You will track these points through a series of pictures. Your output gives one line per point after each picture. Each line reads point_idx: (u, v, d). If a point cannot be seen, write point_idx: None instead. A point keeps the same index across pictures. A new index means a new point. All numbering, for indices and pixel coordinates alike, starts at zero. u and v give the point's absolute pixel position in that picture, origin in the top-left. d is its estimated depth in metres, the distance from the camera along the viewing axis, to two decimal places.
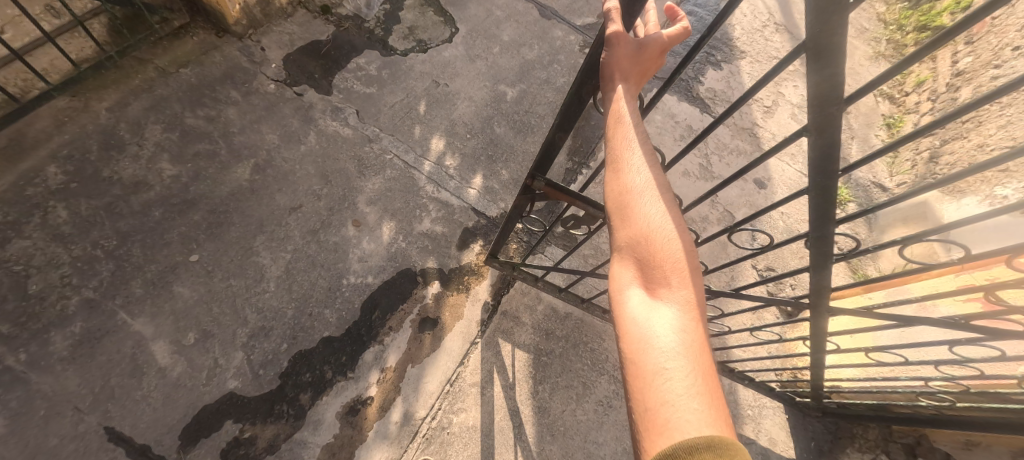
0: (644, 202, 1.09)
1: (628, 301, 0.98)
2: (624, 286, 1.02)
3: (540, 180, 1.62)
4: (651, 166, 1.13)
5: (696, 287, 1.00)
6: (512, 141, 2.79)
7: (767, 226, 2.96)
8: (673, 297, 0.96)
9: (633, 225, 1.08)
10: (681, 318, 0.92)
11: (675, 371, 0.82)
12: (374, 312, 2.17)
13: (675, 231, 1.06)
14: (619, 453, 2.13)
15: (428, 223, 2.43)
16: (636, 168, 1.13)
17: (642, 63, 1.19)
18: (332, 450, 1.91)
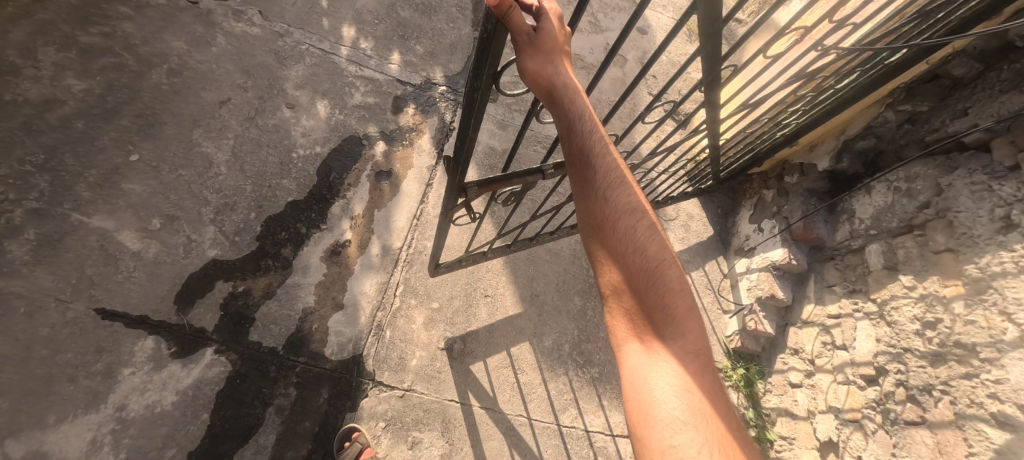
0: (630, 251, 1.29)
1: (632, 370, 1.17)
2: (627, 351, 1.22)
3: (474, 187, 1.53)
4: (625, 212, 1.31)
5: (689, 338, 1.18)
6: (419, 21, 3.00)
7: (654, 63, 3.47)
8: (669, 356, 1.15)
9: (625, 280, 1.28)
10: (679, 381, 1.11)
11: (683, 447, 1.01)
12: (331, 175, 2.36)
13: (661, 278, 1.25)
14: (574, 243, 2.55)
15: (360, 96, 2.62)
16: (611, 209, 1.31)
17: (549, 52, 1.19)
18: (326, 286, 2.11)
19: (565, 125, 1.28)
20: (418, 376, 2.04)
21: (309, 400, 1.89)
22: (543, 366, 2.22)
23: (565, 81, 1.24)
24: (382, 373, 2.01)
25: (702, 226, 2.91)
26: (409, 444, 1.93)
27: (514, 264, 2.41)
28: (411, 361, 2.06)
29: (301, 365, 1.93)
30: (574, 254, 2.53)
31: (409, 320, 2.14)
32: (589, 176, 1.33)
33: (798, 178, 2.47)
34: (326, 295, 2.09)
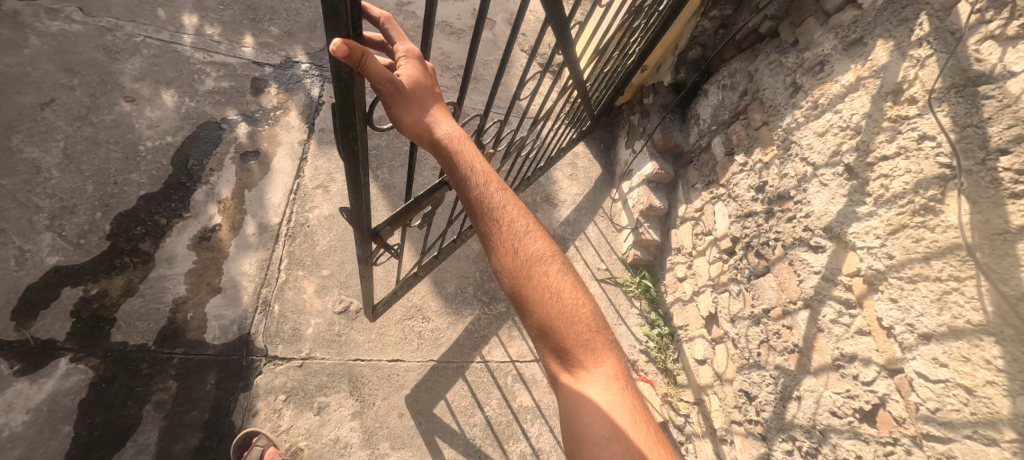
0: (541, 286, 1.18)
1: (566, 410, 1.08)
2: (558, 393, 1.12)
3: (386, 226, 1.45)
4: (527, 243, 1.21)
5: (612, 368, 1.14)
6: (270, 4, 2.90)
7: (521, 23, 3.60)
8: (600, 391, 1.09)
9: (542, 318, 1.15)
10: (611, 410, 1.06)
11: None
12: (189, 162, 2.22)
13: (575, 310, 1.18)
14: None
15: (212, 82, 2.48)
16: (514, 245, 1.20)
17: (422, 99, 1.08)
18: (198, 273, 1.98)
19: (451, 175, 1.16)
20: (316, 343, 1.97)
21: (194, 389, 1.76)
22: (449, 310, 2.23)
23: (445, 131, 1.13)
24: (276, 347, 1.92)
25: (588, 161, 3.06)
26: (315, 410, 1.84)
27: None
28: (307, 330, 1.99)
29: (178, 356, 1.80)
30: None
31: (299, 290, 2.06)
32: (486, 216, 1.19)
33: (653, 97, 2.69)
34: (199, 282, 1.96)
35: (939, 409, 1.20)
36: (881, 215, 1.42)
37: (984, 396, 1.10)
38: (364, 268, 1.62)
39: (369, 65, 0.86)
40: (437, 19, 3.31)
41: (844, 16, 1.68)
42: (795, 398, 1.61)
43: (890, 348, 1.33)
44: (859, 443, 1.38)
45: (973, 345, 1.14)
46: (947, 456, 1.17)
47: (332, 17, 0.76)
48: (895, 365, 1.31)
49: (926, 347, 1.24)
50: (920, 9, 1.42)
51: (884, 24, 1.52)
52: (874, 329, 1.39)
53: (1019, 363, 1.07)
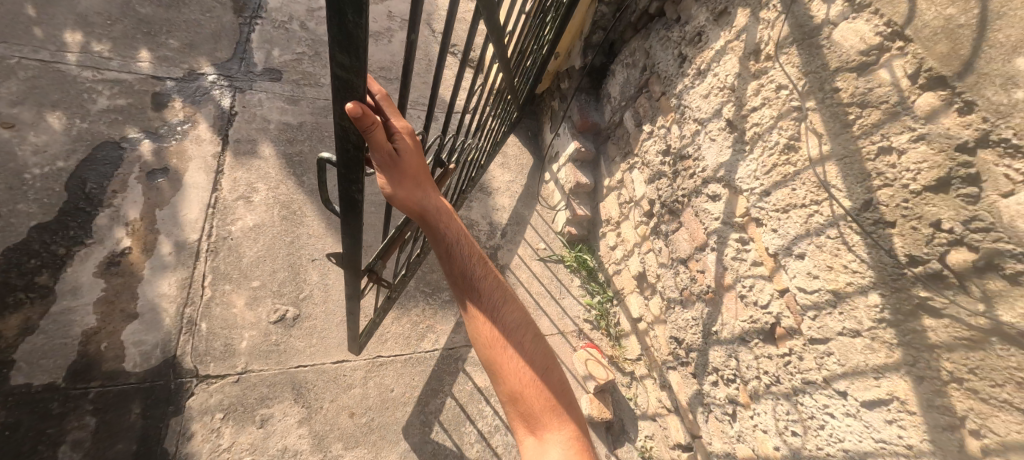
0: (510, 340, 1.51)
1: (528, 443, 1.38)
2: (523, 430, 1.41)
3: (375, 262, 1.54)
4: (498, 307, 1.55)
5: (565, 405, 1.46)
6: (167, 16, 2.75)
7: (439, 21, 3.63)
8: (555, 422, 1.40)
9: (510, 364, 1.47)
10: (562, 440, 1.35)
11: None
12: (87, 186, 2.05)
13: (535, 359, 1.53)
14: None
15: (106, 101, 2.32)
16: (490, 309, 1.52)
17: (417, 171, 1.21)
18: (109, 300, 1.83)
19: (442, 250, 1.43)
20: (252, 356, 1.89)
21: (116, 422, 1.64)
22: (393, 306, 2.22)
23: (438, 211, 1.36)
24: (207, 366, 1.82)
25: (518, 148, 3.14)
26: (258, 423, 1.77)
27: (338, 224, 2.37)
28: (241, 344, 1.90)
29: (94, 390, 1.66)
30: None
31: (229, 305, 1.97)
32: (467, 286, 1.51)
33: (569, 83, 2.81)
34: (111, 310, 1.82)
35: (817, 314, 1.35)
36: (759, 158, 1.59)
37: (846, 295, 1.26)
38: (352, 303, 1.62)
39: (374, 135, 0.91)
40: None
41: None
42: (714, 333, 1.76)
43: (777, 269, 1.49)
44: (765, 361, 1.53)
45: (834, 253, 1.30)
46: (826, 354, 1.31)
47: (348, 88, 0.80)
48: (783, 286, 1.48)
49: (801, 264, 1.40)
50: None
51: None
52: (765, 258, 1.55)
53: (866, 263, 1.21)
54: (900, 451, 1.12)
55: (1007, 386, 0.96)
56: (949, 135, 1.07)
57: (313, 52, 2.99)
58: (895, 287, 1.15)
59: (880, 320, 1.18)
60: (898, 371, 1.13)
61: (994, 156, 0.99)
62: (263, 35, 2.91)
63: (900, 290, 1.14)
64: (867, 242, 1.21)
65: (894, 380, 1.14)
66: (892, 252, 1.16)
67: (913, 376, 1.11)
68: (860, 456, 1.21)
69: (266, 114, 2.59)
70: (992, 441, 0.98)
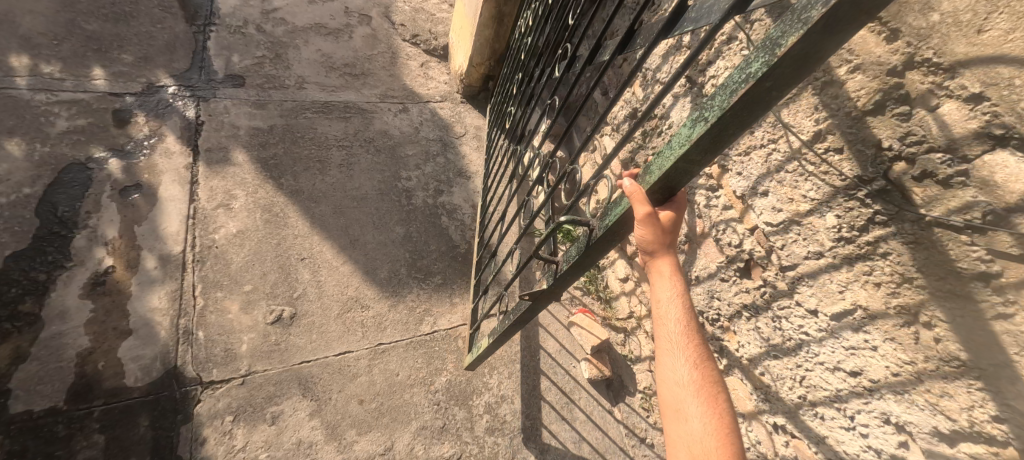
0: (693, 392, 1.22)
1: None
2: None
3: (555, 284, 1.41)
4: (693, 356, 1.23)
5: None
6: (116, 30, 2.67)
7: (398, 11, 3.61)
8: None
9: (682, 414, 1.21)
10: None
11: None
12: (59, 209, 2.01)
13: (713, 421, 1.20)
14: (377, 184, 2.63)
15: (65, 122, 2.26)
16: (682, 354, 1.23)
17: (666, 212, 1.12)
18: (100, 320, 1.81)
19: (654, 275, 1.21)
20: (255, 358, 1.91)
21: (126, 437, 1.64)
22: (387, 295, 2.26)
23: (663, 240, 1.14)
24: (210, 372, 1.83)
25: None
26: (269, 421, 1.80)
27: (322, 222, 2.38)
28: (241, 347, 1.91)
29: (99, 408, 1.66)
30: (381, 193, 2.60)
31: (224, 311, 1.98)
32: (668, 320, 1.22)
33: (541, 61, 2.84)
34: (104, 329, 1.80)
35: (786, 244, 1.49)
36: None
37: (807, 221, 1.40)
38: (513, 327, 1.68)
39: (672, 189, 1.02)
40: (311, 22, 3.22)
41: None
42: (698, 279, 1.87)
43: (747, 209, 1.63)
44: (743, 296, 1.67)
45: (793, 187, 1.44)
46: (796, 278, 1.45)
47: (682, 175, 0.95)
48: (752, 224, 1.61)
49: (766, 201, 1.54)
50: None
51: None
52: (734, 202, 1.69)
53: (820, 188, 1.35)
54: (868, 353, 1.26)
55: (949, 279, 1.07)
56: (880, 62, 1.20)
57: (274, 55, 2.94)
58: (847, 206, 1.28)
59: (838, 239, 1.31)
60: (857, 282, 1.27)
61: (920, 75, 1.11)
62: (220, 41, 2.85)
63: (850, 208, 1.27)
64: (818, 171, 1.35)
65: (856, 290, 1.27)
66: (842, 175, 1.28)
67: (871, 284, 1.23)
68: (835, 365, 1.35)
69: (234, 121, 2.56)
70: (940, 329, 1.09)
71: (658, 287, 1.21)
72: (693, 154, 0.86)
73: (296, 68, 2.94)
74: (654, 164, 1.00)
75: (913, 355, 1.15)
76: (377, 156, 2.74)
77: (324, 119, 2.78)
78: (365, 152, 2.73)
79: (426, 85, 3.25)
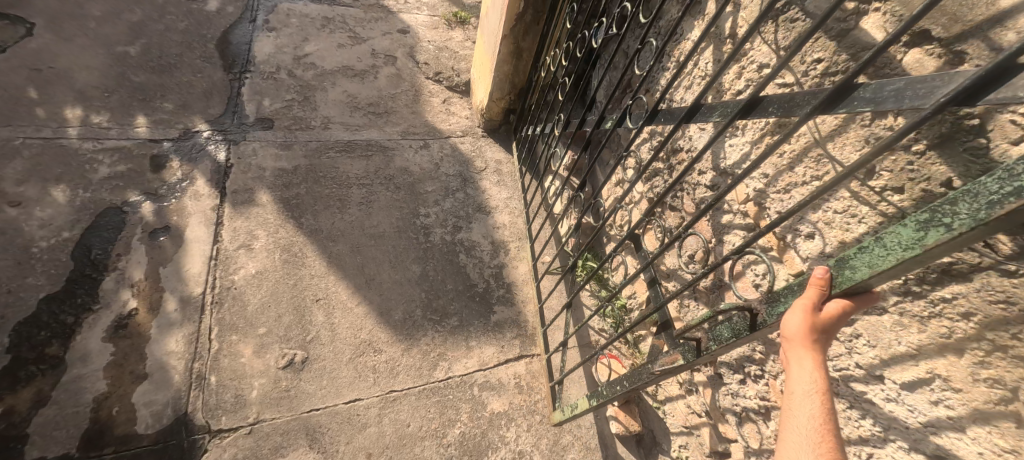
0: None
1: None
2: None
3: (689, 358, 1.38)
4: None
5: None
6: (160, 81, 2.86)
7: (423, 51, 3.71)
8: None
9: None
10: None
11: None
12: (92, 252, 2.09)
13: None
14: (395, 221, 2.60)
15: (107, 168, 2.38)
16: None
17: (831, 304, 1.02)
18: (119, 363, 1.83)
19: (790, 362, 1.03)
20: (264, 405, 1.86)
21: None
22: (401, 338, 2.19)
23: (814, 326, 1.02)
24: (219, 420, 1.80)
25: (511, 165, 3.13)
26: None
27: (338, 261, 2.36)
28: (251, 393, 1.88)
29: (108, 456, 1.65)
30: (399, 231, 2.57)
31: (236, 355, 1.96)
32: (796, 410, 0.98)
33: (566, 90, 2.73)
34: (121, 373, 1.81)
35: None
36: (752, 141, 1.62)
37: None
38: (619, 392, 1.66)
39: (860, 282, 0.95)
40: (339, 66, 3.35)
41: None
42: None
43: (789, 252, 1.48)
44: None
45: (844, 229, 1.30)
46: (855, 336, 1.30)
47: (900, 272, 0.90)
48: (797, 269, 1.45)
49: (812, 244, 1.40)
50: None
51: None
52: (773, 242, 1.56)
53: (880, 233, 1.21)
54: (952, 434, 1.09)
55: None
56: None
57: (302, 98, 3.06)
58: None
59: (906, 293, 1.18)
60: (934, 347, 1.13)
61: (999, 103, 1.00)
62: (253, 86, 2.99)
63: None
64: (876, 213, 1.22)
65: (933, 356, 1.13)
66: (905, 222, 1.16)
67: (952, 349, 1.10)
68: (910, 445, 1.18)
69: (261, 162, 2.63)
70: None
71: (792, 375, 1.02)
72: (923, 259, 0.85)
73: (323, 110, 3.03)
74: (849, 259, 0.98)
75: (1014, 442, 0.99)
76: (396, 193, 2.74)
77: (346, 158, 2.82)
78: (384, 190, 2.74)
79: (448, 120, 3.26)
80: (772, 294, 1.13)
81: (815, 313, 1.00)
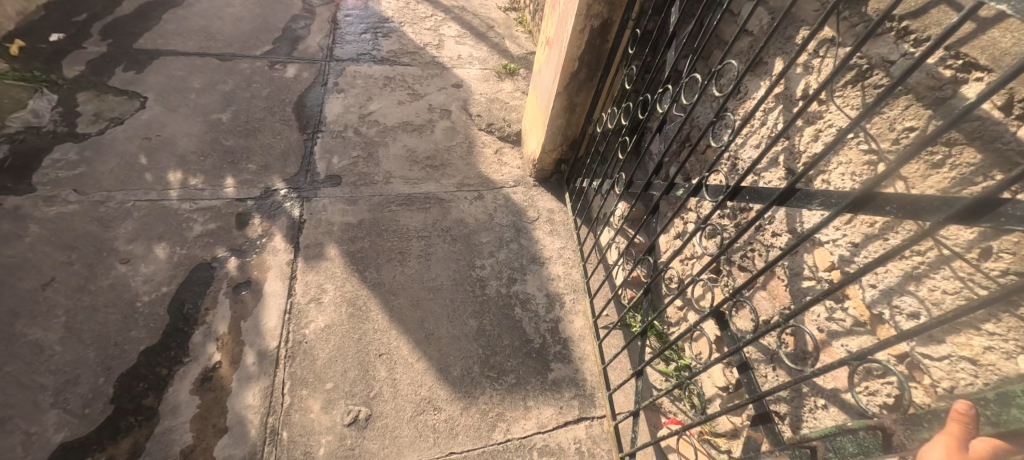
0: None
1: None
2: None
3: None
4: None
5: None
6: (246, 144, 3.16)
7: (477, 104, 3.87)
8: None
9: None
10: None
11: None
12: (185, 306, 2.29)
13: None
14: (452, 274, 2.66)
15: (200, 226, 2.64)
16: None
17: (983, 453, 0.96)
18: (203, 416, 1.97)
19: None
20: None
21: None
22: (459, 396, 2.21)
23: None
24: None
25: (564, 214, 3.11)
26: None
27: (399, 315, 2.43)
28: (319, 451, 1.96)
29: None
30: (456, 284, 2.62)
31: (306, 411, 2.05)
32: None
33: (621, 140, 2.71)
34: (205, 425, 1.95)
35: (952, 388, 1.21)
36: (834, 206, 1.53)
37: (987, 363, 1.14)
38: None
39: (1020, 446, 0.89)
40: (400, 122, 3.56)
41: (741, 44, 1.90)
42: (819, 408, 1.60)
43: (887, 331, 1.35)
44: None
45: (956, 310, 1.21)
46: None
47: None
48: (901, 350, 1.35)
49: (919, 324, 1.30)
50: (798, 26, 1.65)
51: (775, 43, 1.75)
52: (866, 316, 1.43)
53: (1001, 322, 1.13)
54: None
55: None
56: None
57: (367, 154, 3.26)
58: None
59: None
60: None
61: None
62: (325, 146, 3.25)
63: None
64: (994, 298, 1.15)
65: None
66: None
67: None
68: None
69: (330, 217, 2.81)
70: None
71: None
72: None
73: (386, 165, 3.21)
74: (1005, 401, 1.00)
75: None
76: (453, 245, 2.81)
77: (406, 211, 2.94)
78: (442, 242, 2.81)
79: (502, 170, 3.34)
80: (910, 419, 1.18)
81: (960, 455, 0.95)
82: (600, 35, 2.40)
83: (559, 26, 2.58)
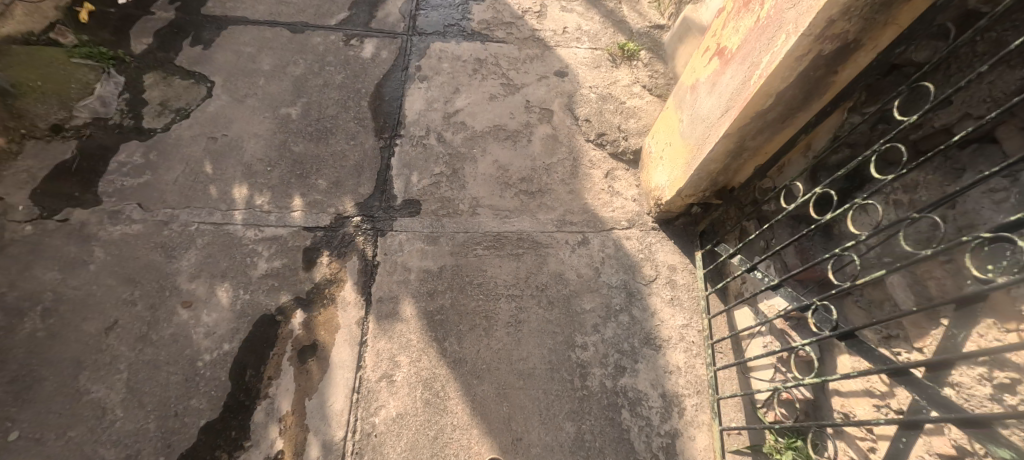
0: None
1: None
2: None
3: None
4: None
5: None
6: (317, 152, 2.74)
7: (583, 102, 3.13)
8: None
9: None
10: None
11: None
12: (246, 372, 2.03)
13: None
14: (547, 355, 2.17)
15: (265, 264, 2.32)
16: None
17: None
18: None
19: None
20: None
21: None
22: None
23: None
24: None
25: (688, 276, 2.45)
26: None
27: (481, 409, 2.02)
28: None
29: None
30: (552, 369, 2.14)
31: None
32: None
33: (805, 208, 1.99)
34: None
35: None
36: None
37: None
38: None
39: None
40: (490, 125, 2.94)
41: None
42: None
43: None
44: None
45: None
46: None
47: None
48: None
49: None
50: None
51: None
52: None
53: None
54: None
55: None
56: None
57: (451, 172, 2.73)
58: None
59: None
60: None
61: None
62: (403, 159, 2.75)
63: None
64: None
65: None
66: None
67: None
68: None
69: (407, 261, 2.37)
70: None
71: None
72: None
73: (471, 189, 2.67)
74: None
75: None
76: (550, 311, 2.29)
77: (494, 257, 2.43)
78: (537, 305, 2.30)
79: (613, 202, 2.68)
80: None
81: None
82: (827, 65, 1.54)
83: (748, 37, 1.71)
